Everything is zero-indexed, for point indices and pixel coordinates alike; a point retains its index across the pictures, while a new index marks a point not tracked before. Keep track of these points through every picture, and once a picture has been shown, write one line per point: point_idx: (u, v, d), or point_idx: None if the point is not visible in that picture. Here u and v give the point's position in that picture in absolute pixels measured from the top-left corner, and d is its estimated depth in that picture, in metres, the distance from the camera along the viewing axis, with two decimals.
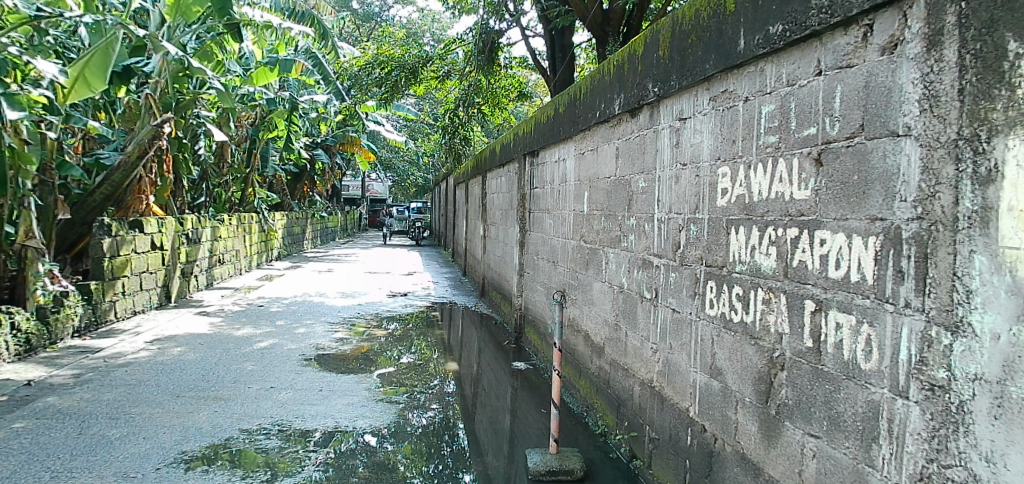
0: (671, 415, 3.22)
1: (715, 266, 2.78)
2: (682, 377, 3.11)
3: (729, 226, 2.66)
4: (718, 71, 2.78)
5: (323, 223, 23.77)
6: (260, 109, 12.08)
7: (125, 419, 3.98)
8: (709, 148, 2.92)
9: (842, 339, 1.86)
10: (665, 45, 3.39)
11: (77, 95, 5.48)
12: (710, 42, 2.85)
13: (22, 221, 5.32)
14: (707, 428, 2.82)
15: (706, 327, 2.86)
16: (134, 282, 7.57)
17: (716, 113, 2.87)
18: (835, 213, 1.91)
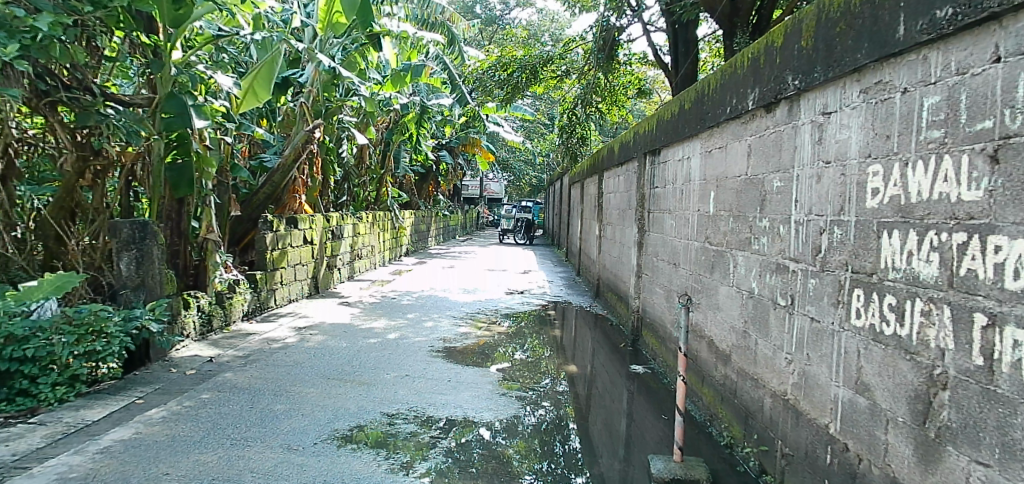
0: (808, 431, 3.04)
1: (863, 273, 2.58)
2: (821, 392, 2.92)
3: (880, 229, 2.47)
4: (873, 60, 2.58)
5: (446, 221, 24.80)
6: (394, 113, 12.86)
7: (284, 396, 4.42)
8: (858, 145, 2.72)
9: (1021, 358, 1.67)
10: (809, 34, 3.20)
11: (248, 105, 6.16)
12: (863, 29, 2.65)
13: (204, 217, 5.99)
14: (851, 448, 2.63)
15: (852, 339, 2.67)
16: (290, 273, 8.39)
17: (867, 106, 2.66)
18: (1015, 216, 1.73)
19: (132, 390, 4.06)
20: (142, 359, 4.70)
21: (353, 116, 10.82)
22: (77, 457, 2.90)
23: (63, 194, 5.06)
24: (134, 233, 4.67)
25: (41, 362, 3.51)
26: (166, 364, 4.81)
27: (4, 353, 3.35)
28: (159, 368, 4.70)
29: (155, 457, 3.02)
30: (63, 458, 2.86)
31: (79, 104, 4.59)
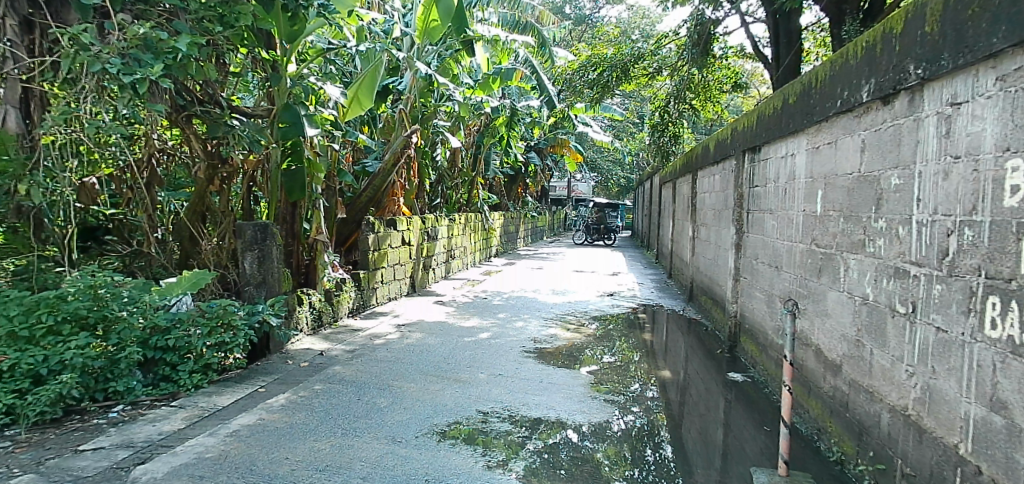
0: (932, 450, 2.79)
1: (1001, 279, 2.34)
2: (949, 408, 2.68)
3: (1022, 230, 2.23)
4: (1010, 45, 2.33)
5: (534, 222, 24.92)
6: (485, 116, 13.10)
7: (387, 391, 4.61)
8: (994, 138, 2.47)
9: None
10: (934, 19, 2.93)
11: (352, 113, 6.50)
12: (999, 10, 2.40)
13: (315, 219, 6.37)
14: (985, 470, 2.40)
15: (986, 351, 2.42)
16: (389, 273, 8.76)
17: (1005, 96, 2.41)
18: None
19: (254, 379, 4.39)
20: (263, 351, 5.08)
21: (446, 121, 11.13)
22: (211, 438, 3.16)
23: (196, 199, 5.57)
24: (257, 234, 5.06)
25: (180, 351, 3.88)
26: (283, 356, 5.17)
27: (151, 342, 3.74)
28: (276, 359, 5.07)
29: (275, 442, 3.25)
30: (200, 439, 3.13)
31: (209, 117, 5.05)
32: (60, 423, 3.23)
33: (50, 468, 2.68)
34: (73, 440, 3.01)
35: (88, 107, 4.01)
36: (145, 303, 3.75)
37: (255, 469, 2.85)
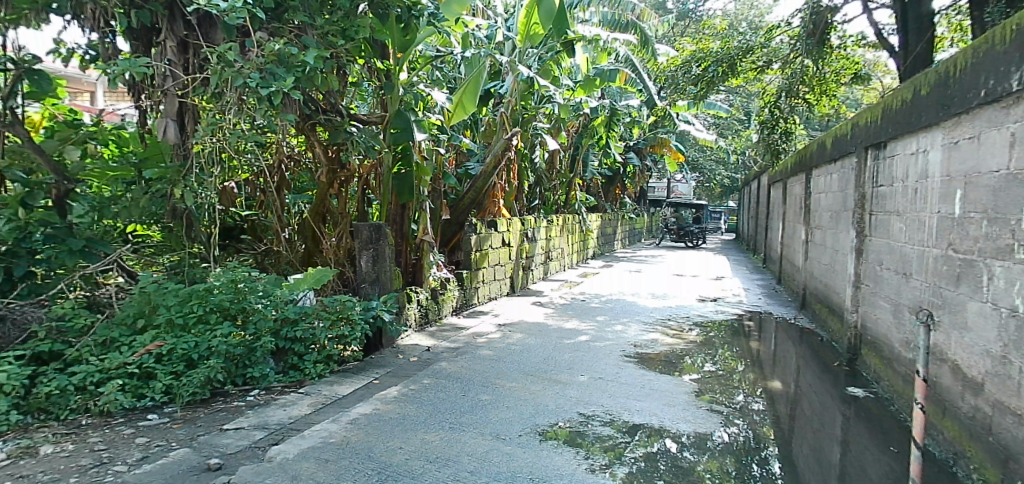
0: None
1: None
2: None
3: None
4: None
5: (632, 223, 24.44)
6: (583, 117, 13.03)
7: (490, 388, 4.70)
8: None
9: None
10: None
11: (457, 117, 6.68)
12: None
13: (422, 220, 6.63)
14: None
15: None
16: (490, 273, 8.94)
17: None
18: None
19: (369, 371, 4.64)
20: (376, 345, 5.35)
21: (545, 122, 11.18)
22: (334, 425, 3.38)
23: (318, 202, 5.97)
24: (372, 234, 5.35)
25: (307, 342, 4.17)
26: (394, 351, 5.42)
27: (282, 332, 4.05)
28: (388, 354, 5.32)
29: (390, 432, 3.41)
30: (324, 425, 3.36)
31: (331, 125, 5.39)
32: (207, 404, 3.57)
33: (201, 444, 2.98)
34: (218, 419, 3.33)
35: (231, 118, 4.43)
36: (277, 297, 4.09)
37: (373, 455, 3.02)
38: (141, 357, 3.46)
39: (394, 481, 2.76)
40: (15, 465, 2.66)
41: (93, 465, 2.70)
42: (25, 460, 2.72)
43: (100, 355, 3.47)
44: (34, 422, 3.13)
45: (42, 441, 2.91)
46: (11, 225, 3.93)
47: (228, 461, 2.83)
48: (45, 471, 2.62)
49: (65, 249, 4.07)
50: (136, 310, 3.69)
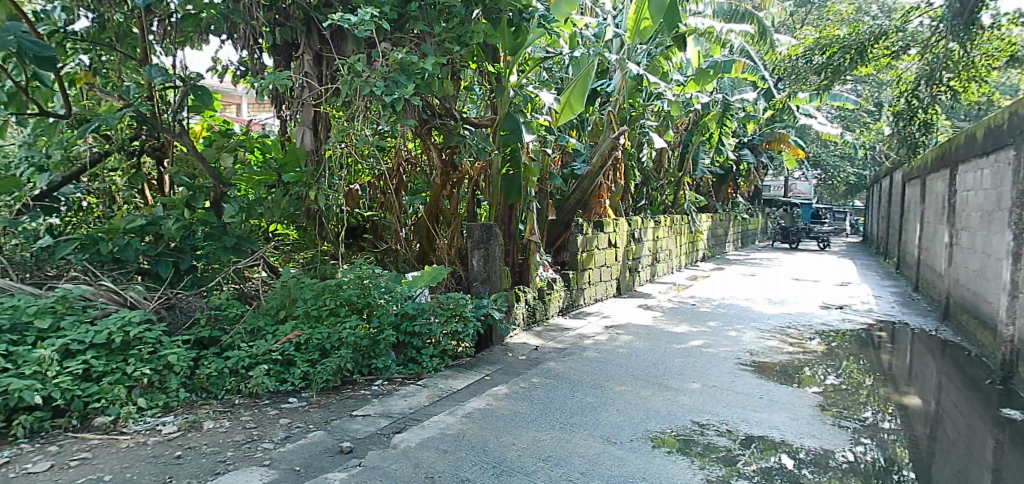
0: None
1: None
2: None
3: None
4: None
5: (745, 224, 23.23)
6: (692, 113, 12.56)
7: (599, 391, 4.65)
8: None
9: None
10: None
11: (564, 118, 6.66)
12: None
13: (529, 220, 6.71)
14: None
15: None
16: (596, 274, 8.88)
17: None
18: None
19: (481, 367, 4.77)
20: (487, 342, 5.49)
21: (654, 120, 10.89)
22: (451, 417, 3.51)
23: (432, 202, 6.21)
24: (483, 234, 5.50)
25: (424, 337, 4.37)
26: (504, 348, 5.53)
27: (402, 327, 4.27)
28: (498, 351, 5.43)
29: (502, 428, 3.48)
30: (442, 417, 3.50)
31: (446, 128, 5.62)
32: (337, 390, 3.83)
33: (334, 428, 3.21)
34: (347, 406, 3.57)
35: (356, 125, 4.71)
36: (397, 293, 4.31)
37: (487, 450, 3.09)
38: (282, 345, 3.79)
39: (509, 476, 2.82)
40: (183, 437, 3.01)
41: (245, 442, 2.99)
42: (190, 433, 3.07)
43: (249, 342, 3.85)
44: (197, 399, 3.52)
45: (204, 417, 3.27)
46: (179, 224, 4.50)
47: (358, 445, 3.02)
48: (207, 444, 2.94)
49: (220, 246, 4.58)
50: (279, 302, 4.06)
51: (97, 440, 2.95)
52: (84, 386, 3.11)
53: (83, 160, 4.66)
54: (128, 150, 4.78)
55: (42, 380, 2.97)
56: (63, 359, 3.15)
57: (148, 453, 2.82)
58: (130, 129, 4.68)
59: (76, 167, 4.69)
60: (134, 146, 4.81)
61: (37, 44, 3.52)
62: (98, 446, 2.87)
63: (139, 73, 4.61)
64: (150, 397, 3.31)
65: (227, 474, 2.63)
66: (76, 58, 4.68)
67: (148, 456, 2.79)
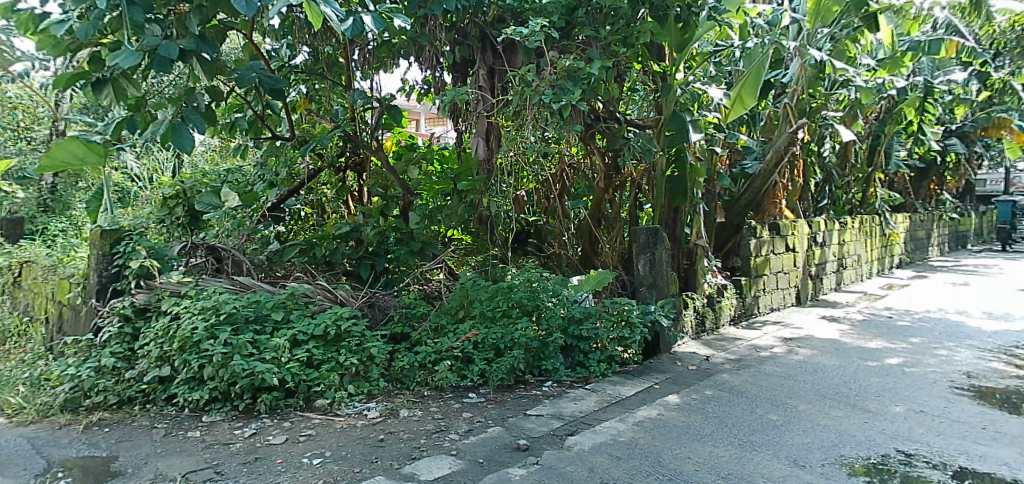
0: None
1: None
2: None
3: None
4: None
5: (954, 225, 20.07)
6: (885, 100, 11.09)
7: (781, 408, 4.31)
8: None
9: None
10: None
11: (734, 114, 6.13)
12: None
13: (695, 223, 6.34)
14: None
15: None
16: (772, 281, 8.25)
17: None
18: None
19: (650, 375, 4.67)
20: (654, 349, 5.32)
21: (839, 110, 9.79)
22: (622, 424, 3.48)
23: (593, 207, 6.19)
24: (649, 238, 5.34)
25: (591, 341, 4.37)
26: (672, 357, 5.35)
27: (570, 330, 4.33)
28: (667, 360, 5.27)
29: (677, 440, 3.37)
30: (613, 423, 3.48)
31: (611, 132, 5.68)
32: (512, 389, 3.98)
33: (511, 425, 3.35)
34: (522, 405, 3.71)
35: (525, 133, 4.89)
36: (564, 296, 4.40)
37: (663, 461, 3.02)
38: (462, 343, 4.06)
39: None
40: (383, 423, 3.34)
41: (435, 431, 3.24)
42: (389, 419, 3.40)
43: (434, 338, 4.18)
44: (393, 389, 3.88)
45: (399, 405, 3.60)
46: (376, 230, 5.07)
47: (533, 444, 3.12)
48: (404, 430, 3.24)
49: (407, 251, 5.16)
50: (457, 303, 4.34)
51: (318, 419, 3.38)
52: (308, 372, 3.61)
53: (302, 176, 5.33)
54: (336, 166, 5.52)
55: (278, 364, 3.54)
56: (292, 347, 3.71)
57: (358, 434, 3.18)
58: (337, 147, 5.40)
59: (295, 183, 5.34)
60: (340, 163, 5.51)
61: (271, 79, 4.19)
62: (318, 425, 3.30)
63: (344, 98, 5.32)
64: (358, 385, 3.72)
65: (422, 459, 2.87)
66: (296, 87, 5.40)
67: (358, 437, 3.15)
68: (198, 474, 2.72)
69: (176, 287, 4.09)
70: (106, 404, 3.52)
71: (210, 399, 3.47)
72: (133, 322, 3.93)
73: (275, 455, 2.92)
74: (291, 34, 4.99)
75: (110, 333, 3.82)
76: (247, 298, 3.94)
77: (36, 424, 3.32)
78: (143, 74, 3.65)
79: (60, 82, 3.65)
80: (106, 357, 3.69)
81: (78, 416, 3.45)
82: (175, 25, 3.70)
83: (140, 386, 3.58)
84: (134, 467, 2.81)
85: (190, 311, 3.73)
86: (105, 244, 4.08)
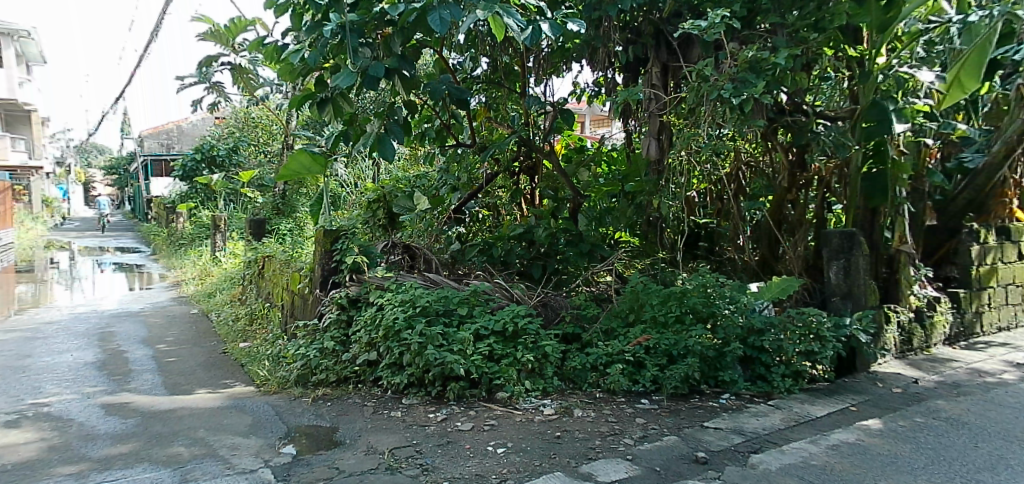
0: None
1: None
2: None
3: None
4: None
5: None
6: None
7: (1018, 445, 3.60)
8: None
9: None
10: None
11: (949, 101, 4.96)
12: None
13: (898, 227, 5.40)
14: None
15: None
16: (1002, 295, 7.00)
17: None
18: None
19: (844, 396, 4.21)
20: (849, 368, 4.79)
21: None
22: (812, 446, 3.18)
23: (774, 207, 5.67)
24: (843, 243, 4.79)
25: (774, 353, 4.05)
26: (872, 377, 4.75)
27: (749, 341, 4.04)
28: (865, 380, 4.70)
29: (880, 470, 2.98)
30: (802, 445, 3.20)
31: (797, 126, 5.14)
32: (687, 399, 3.84)
33: (688, 436, 3.24)
34: (699, 416, 3.56)
35: (701, 130, 4.67)
36: (742, 304, 4.10)
37: None
38: (634, 347, 4.01)
39: None
40: (559, 420, 3.42)
41: (610, 434, 3.24)
42: (565, 417, 3.47)
43: (604, 341, 4.20)
44: (566, 388, 3.96)
45: (574, 404, 3.66)
46: (548, 231, 5.21)
47: (713, 458, 2.99)
48: (579, 430, 3.29)
49: (577, 252, 5.20)
50: (628, 306, 4.30)
51: (500, 411, 3.56)
52: (490, 365, 3.81)
53: (481, 180, 5.73)
54: (512, 170, 5.77)
55: (464, 356, 3.79)
56: (476, 341, 3.95)
57: (535, 429, 3.29)
58: (513, 152, 5.66)
59: (474, 187, 5.78)
60: (515, 167, 5.77)
61: (459, 90, 4.50)
62: (500, 416, 3.47)
63: (519, 104, 5.55)
64: (534, 381, 3.85)
65: (598, 460, 2.89)
66: (477, 97, 5.69)
67: (536, 431, 3.26)
68: (402, 451, 3.03)
69: (381, 281, 4.55)
70: (328, 380, 4.12)
71: (408, 384, 3.85)
72: (347, 310, 4.45)
73: (464, 440, 3.14)
74: (474, 47, 5.30)
75: (330, 319, 4.40)
76: (438, 293, 4.24)
77: (278, 394, 4.06)
78: (355, 92, 4.14)
79: (293, 103, 4.29)
80: (328, 340, 4.28)
81: (307, 389, 4.11)
82: (381, 47, 4.07)
83: (353, 367, 4.09)
84: (351, 438, 3.21)
85: (391, 303, 4.13)
86: (326, 242, 4.78)
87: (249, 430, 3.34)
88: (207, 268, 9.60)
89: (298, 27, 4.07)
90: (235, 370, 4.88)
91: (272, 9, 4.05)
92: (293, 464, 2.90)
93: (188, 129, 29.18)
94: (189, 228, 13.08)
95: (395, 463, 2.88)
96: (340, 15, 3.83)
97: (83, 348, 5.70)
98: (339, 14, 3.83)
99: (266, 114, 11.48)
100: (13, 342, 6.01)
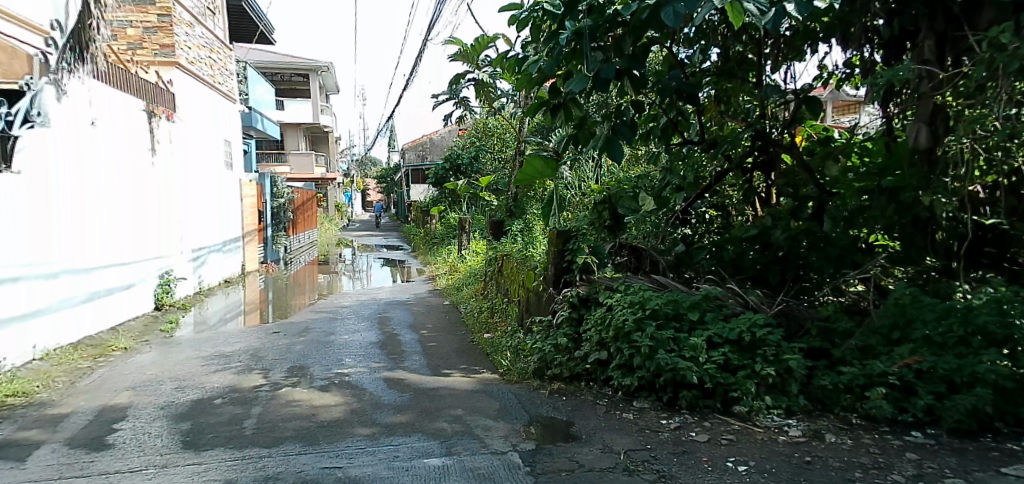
0: None
1: None
2: None
3: None
4: None
5: None
6: None
7: None
8: None
9: None
10: None
11: None
12: None
13: None
14: None
15: None
16: None
17: None
18: None
19: None
20: None
21: None
22: None
23: None
24: None
25: None
26: None
27: None
28: None
29: None
30: None
31: None
32: (975, 437, 3.21)
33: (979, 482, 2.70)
34: (994, 459, 2.95)
35: (994, 111, 3.79)
36: None
37: None
38: (901, 369, 3.44)
39: None
40: (808, 444, 3.12)
41: (873, 467, 2.85)
42: (814, 442, 3.15)
43: (861, 360, 3.69)
44: (814, 409, 3.62)
45: (825, 429, 3.31)
46: (787, 233, 4.70)
47: None
48: (835, 458, 2.95)
49: (823, 257, 4.65)
50: (891, 321, 3.67)
51: (738, 426, 3.39)
52: (725, 375, 3.59)
53: (709, 179, 5.46)
54: (744, 168, 5.39)
55: (697, 364, 3.63)
56: (709, 349, 3.73)
57: (780, 450, 3.04)
58: (746, 147, 5.23)
59: (701, 187, 5.50)
60: (748, 164, 5.36)
61: (690, 85, 4.35)
62: (738, 432, 3.29)
63: (753, 96, 5.21)
64: (776, 398, 3.54)
65: None
66: (705, 90, 5.44)
67: (782, 453, 3.01)
68: (638, 454, 3.03)
69: (610, 281, 4.61)
70: (561, 375, 4.31)
71: (639, 387, 3.89)
72: (578, 309, 4.59)
73: (701, 452, 3.03)
74: (705, 37, 5.04)
75: (562, 316, 4.59)
76: (669, 296, 4.11)
77: (519, 384, 4.41)
78: (587, 96, 4.26)
79: (529, 110, 4.53)
80: (560, 337, 4.47)
81: (544, 382, 4.37)
82: (613, 48, 4.15)
83: (585, 365, 4.23)
84: (587, 435, 3.30)
85: (620, 304, 4.15)
86: (558, 242, 5.02)
87: (497, 414, 3.64)
88: (456, 264, 10.73)
89: (537, 38, 4.33)
90: (482, 358, 5.38)
91: (513, 25, 4.36)
92: (537, 452, 3.09)
93: (440, 141, 32.98)
94: (441, 228, 14.75)
95: (632, 465, 2.90)
96: (575, 22, 4.04)
97: (368, 329, 6.80)
98: (574, 21, 4.05)
99: (501, 124, 12.39)
100: (321, 320, 7.43)
